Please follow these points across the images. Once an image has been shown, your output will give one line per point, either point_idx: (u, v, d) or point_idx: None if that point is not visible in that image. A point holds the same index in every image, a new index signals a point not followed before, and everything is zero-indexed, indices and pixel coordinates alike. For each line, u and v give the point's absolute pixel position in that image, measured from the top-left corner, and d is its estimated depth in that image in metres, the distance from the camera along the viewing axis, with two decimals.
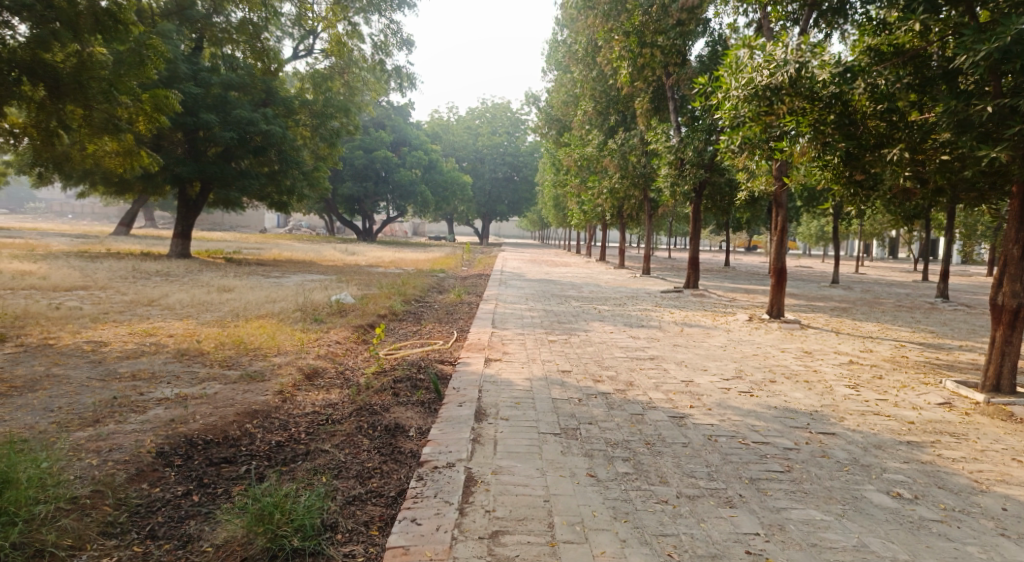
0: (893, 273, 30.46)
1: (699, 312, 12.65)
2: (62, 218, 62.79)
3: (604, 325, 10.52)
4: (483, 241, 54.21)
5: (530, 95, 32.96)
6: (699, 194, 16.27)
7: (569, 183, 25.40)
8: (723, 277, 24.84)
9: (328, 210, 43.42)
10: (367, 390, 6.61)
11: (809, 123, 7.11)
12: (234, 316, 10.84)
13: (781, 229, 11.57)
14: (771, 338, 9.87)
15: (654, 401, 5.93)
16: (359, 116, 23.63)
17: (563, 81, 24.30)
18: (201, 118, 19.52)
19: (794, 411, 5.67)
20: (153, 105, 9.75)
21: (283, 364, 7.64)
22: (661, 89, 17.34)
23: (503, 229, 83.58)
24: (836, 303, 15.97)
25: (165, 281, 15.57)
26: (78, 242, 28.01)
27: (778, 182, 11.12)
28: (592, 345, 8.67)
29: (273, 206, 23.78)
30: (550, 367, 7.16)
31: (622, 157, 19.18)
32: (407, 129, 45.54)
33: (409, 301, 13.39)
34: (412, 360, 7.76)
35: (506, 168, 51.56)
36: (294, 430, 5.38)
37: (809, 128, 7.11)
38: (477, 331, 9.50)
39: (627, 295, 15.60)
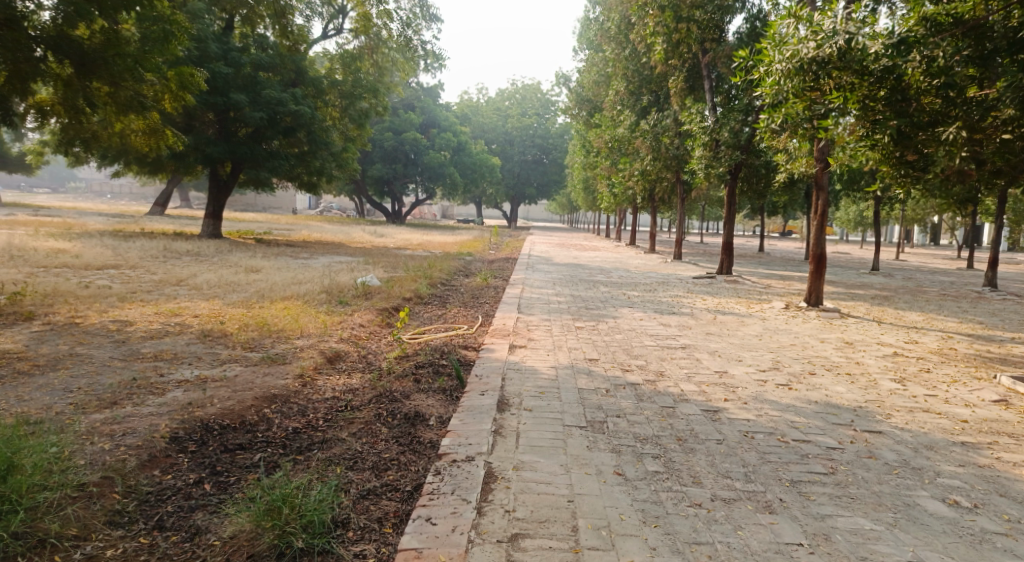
0: (933, 260, 29.58)
1: (733, 299, 12.26)
2: (99, 197, 63.93)
3: (634, 311, 10.20)
4: (513, 224, 53.95)
5: (560, 75, 32.47)
6: (735, 176, 15.75)
7: (600, 165, 24.98)
8: (757, 262, 24.29)
9: (359, 191, 43.45)
10: (388, 376, 6.41)
11: (858, 99, 6.84)
12: (259, 297, 10.73)
13: (819, 213, 11.13)
14: (809, 327, 9.48)
15: (687, 394, 5.63)
16: (388, 96, 23.45)
17: (595, 61, 23.83)
18: (231, 97, 19.43)
19: (836, 407, 5.35)
20: (179, 83, 9.63)
21: (305, 347, 7.48)
22: (697, 67, 16.85)
23: (533, 212, 83.16)
24: (876, 291, 15.45)
25: (195, 260, 15.57)
26: (113, 221, 28.31)
27: (819, 164, 10.68)
28: (622, 332, 8.37)
29: (302, 187, 23.74)
30: (577, 355, 6.89)
31: (655, 138, 18.72)
32: (438, 110, 45.31)
33: (435, 284, 13.19)
34: (435, 345, 7.55)
35: (537, 151, 51.12)
36: (311, 416, 5.18)
37: (858, 104, 6.85)
38: (503, 316, 9.25)
39: (658, 280, 15.23)
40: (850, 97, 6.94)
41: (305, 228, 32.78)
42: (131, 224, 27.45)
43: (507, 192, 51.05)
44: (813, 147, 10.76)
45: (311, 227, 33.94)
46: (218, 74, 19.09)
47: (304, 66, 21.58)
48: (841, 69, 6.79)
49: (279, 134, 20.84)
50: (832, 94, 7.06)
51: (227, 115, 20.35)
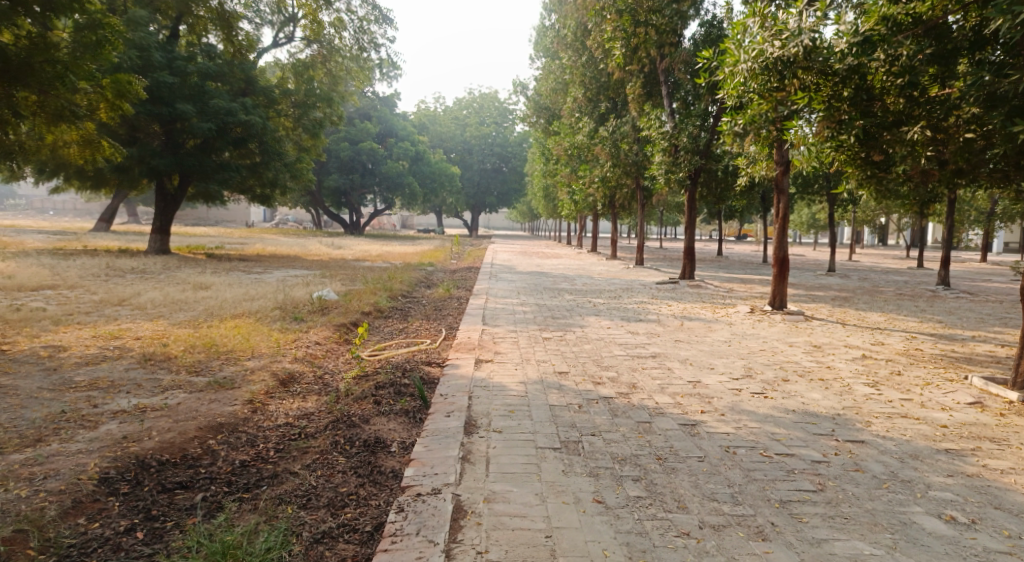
0: (888, 260, 30.09)
1: (698, 305, 12.14)
2: (44, 214, 62.05)
3: (600, 319, 9.98)
4: (473, 233, 53.61)
5: (517, 83, 32.30)
6: (695, 181, 15.63)
7: (559, 173, 24.84)
8: (717, 266, 24.37)
9: (314, 203, 42.67)
10: (347, 398, 6.04)
11: (824, 98, 6.75)
12: (208, 315, 10.24)
13: (781, 216, 11.08)
14: (776, 331, 9.36)
15: (661, 406, 5.39)
16: (342, 106, 22.98)
17: (552, 68, 23.74)
18: (177, 108, 18.75)
19: (815, 416, 5.14)
20: (114, 91, 9.13)
21: (256, 369, 7.05)
22: (653, 73, 16.84)
23: (492, 221, 82.89)
24: (836, 292, 15.50)
25: (141, 279, 14.91)
26: (55, 239, 27.22)
27: (779, 167, 10.69)
28: (589, 342, 8.13)
29: (255, 200, 23.09)
30: (545, 368, 6.61)
31: (613, 144, 18.63)
32: (394, 120, 44.86)
33: (395, 297, 12.81)
34: (396, 362, 7.19)
35: (494, 159, 50.95)
36: (261, 447, 4.82)
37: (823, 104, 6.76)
38: (466, 329, 8.95)
39: (622, 287, 15.07)
40: (815, 98, 6.85)
41: (259, 241, 31.98)
42: (74, 242, 26.44)
43: (466, 201, 50.72)
44: (773, 150, 10.71)
45: (265, 240, 33.15)
46: (163, 84, 18.41)
47: (254, 75, 20.97)
48: (806, 68, 6.67)
49: (229, 146, 20.21)
50: (796, 94, 6.92)
51: (173, 127, 19.67)
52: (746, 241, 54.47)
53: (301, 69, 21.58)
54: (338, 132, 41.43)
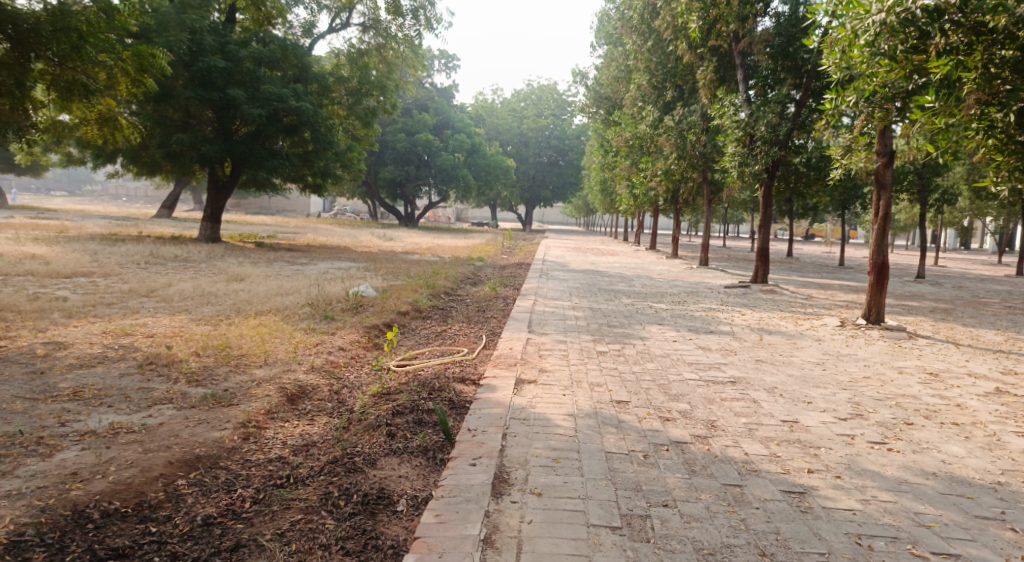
0: (974, 267, 27.79)
1: (777, 315, 10.71)
2: (114, 199, 63.83)
3: (665, 330, 8.69)
4: (529, 228, 52.50)
5: (577, 72, 30.95)
6: (772, 175, 14.08)
7: (618, 165, 23.51)
8: (788, 269, 22.69)
9: (370, 194, 42.24)
10: (358, 425, 4.93)
11: (977, 64, 5.62)
12: (233, 312, 9.33)
13: (880, 216, 9.58)
14: (877, 352, 7.93)
15: (754, 460, 4.14)
16: (396, 94, 22.18)
17: (614, 56, 22.46)
18: (228, 93, 18.03)
19: (968, 486, 3.86)
20: (137, 66, 8.08)
21: (264, 381, 5.99)
22: (728, 56, 15.58)
23: (547, 215, 81.68)
24: (930, 303, 13.82)
25: (181, 268, 14.25)
26: (112, 224, 27.09)
27: (881, 159, 9.35)
28: (654, 360, 6.86)
29: (306, 188, 22.41)
30: (600, 396, 5.39)
31: (679, 135, 17.23)
32: (451, 111, 44.01)
33: (437, 295, 11.74)
34: (424, 379, 6.09)
35: (551, 152, 49.70)
36: (236, 496, 3.77)
37: (976, 70, 5.62)
38: (510, 337, 7.81)
39: (686, 290, 13.72)
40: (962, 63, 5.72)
41: (311, 231, 31.42)
42: (129, 227, 26.31)
43: (522, 195, 49.64)
44: (874, 137, 9.37)
45: (319, 230, 32.67)
46: (214, 68, 17.69)
47: (308, 61, 20.20)
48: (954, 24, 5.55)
49: (281, 133, 19.50)
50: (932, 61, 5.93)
51: (225, 113, 19.03)
52: (812, 242, 52.05)
53: (357, 56, 21.45)
54: (396, 122, 40.83)
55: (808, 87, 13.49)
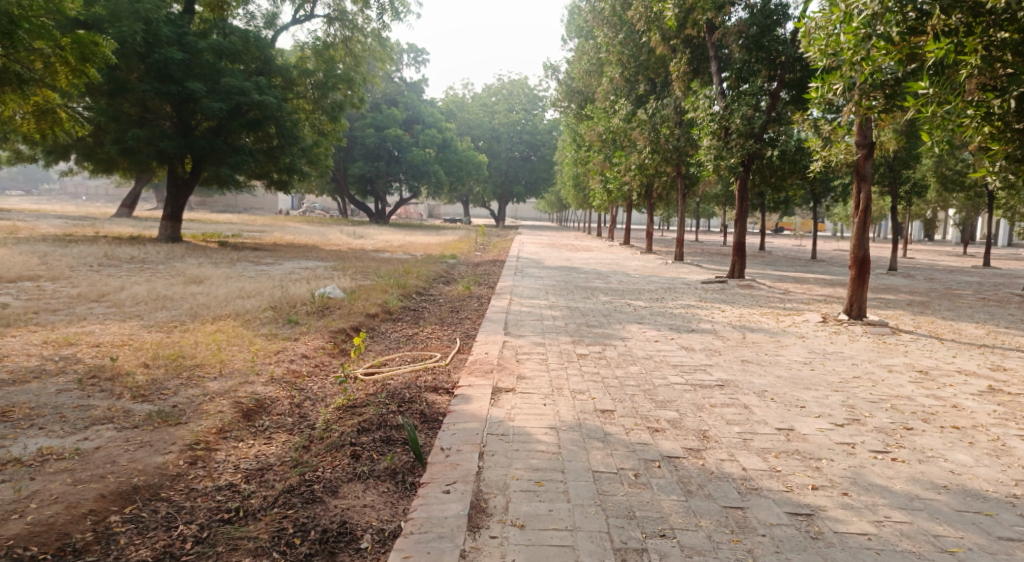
0: (945, 258, 27.98)
1: (758, 311, 10.44)
2: (75, 199, 62.19)
3: (645, 330, 8.35)
4: (501, 224, 52.08)
5: (548, 66, 30.57)
6: (748, 168, 13.83)
7: (591, 160, 23.20)
8: (762, 262, 22.60)
9: (338, 191, 41.51)
10: (320, 444, 4.50)
11: (977, 46, 5.48)
12: (189, 316, 8.80)
13: (861, 209, 9.35)
14: (863, 349, 7.68)
15: (753, 476, 3.79)
16: (363, 88, 21.62)
17: (585, 49, 22.14)
18: (187, 86, 17.30)
19: (984, 500, 3.58)
20: (77, 53, 7.66)
21: (219, 396, 5.52)
22: (701, 48, 15.35)
23: (519, 211, 81.32)
24: (908, 295, 13.70)
25: (137, 270, 13.61)
26: (68, 225, 26.11)
27: (862, 150, 9.15)
28: (636, 362, 6.51)
29: (270, 185, 21.74)
30: (583, 405, 5.03)
31: (652, 128, 16.95)
32: (421, 106, 43.36)
33: (408, 295, 11.30)
34: (392, 390, 5.65)
35: (523, 147, 49.30)
36: (177, 536, 3.35)
37: (976, 53, 5.48)
38: (485, 340, 7.41)
39: (663, 286, 13.43)
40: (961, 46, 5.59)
41: (278, 230, 30.70)
42: (86, 227, 25.39)
43: (493, 191, 49.22)
44: (853, 128, 9.20)
45: (285, 228, 31.96)
46: (171, 61, 16.95)
47: (271, 54, 19.54)
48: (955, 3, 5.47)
49: (243, 129, 18.83)
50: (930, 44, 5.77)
51: (184, 107, 18.32)
52: (782, 234, 52.35)
53: (322, 49, 20.86)
54: (364, 118, 40.13)
55: (783, 79, 13.29)
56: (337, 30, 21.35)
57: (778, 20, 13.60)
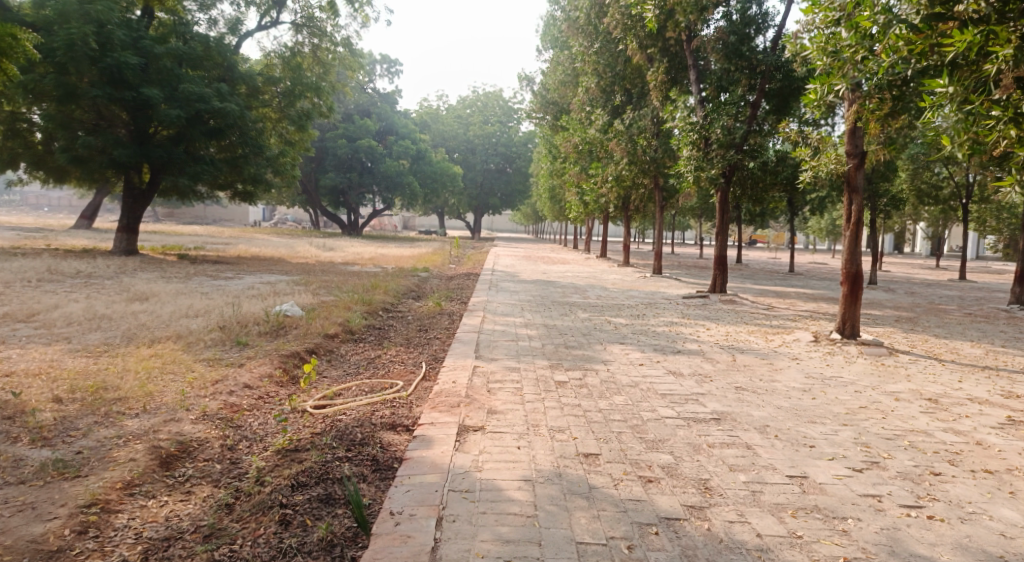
0: (923, 271, 27.78)
1: (745, 329, 9.84)
2: (36, 210, 60.28)
3: (628, 352, 7.69)
4: (476, 236, 51.32)
5: (522, 76, 30.02)
6: (729, 180, 13.27)
7: (567, 171, 22.60)
8: (742, 276, 22.10)
9: (310, 202, 40.59)
10: (246, 502, 3.88)
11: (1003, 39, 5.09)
12: (126, 339, 7.98)
13: (853, 222, 8.75)
14: (862, 373, 7.10)
15: (771, 546, 3.19)
16: (332, 96, 20.83)
17: (561, 59, 21.60)
18: (143, 92, 16.38)
19: None
20: None
21: (135, 438, 4.76)
22: (680, 56, 14.85)
23: (495, 222, 80.81)
24: (896, 311, 13.21)
25: (82, 285, 12.69)
26: (20, 237, 24.88)
27: (854, 160, 8.60)
28: (621, 392, 5.82)
29: (234, 196, 20.84)
30: (563, 448, 4.32)
31: (629, 139, 16.40)
32: (394, 117, 42.50)
33: (374, 312, 10.52)
34: (342, 428, 4.96)
35: (498, 160, 48.66)
36: None
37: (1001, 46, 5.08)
38: (452, 366, 6.69)
39: (644, 302, 12.82)
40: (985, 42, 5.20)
41: (245, 242, 29.70)
42: (38, 239, 24.17)
43: (468, 203, 48.52)
44: (843, 136, 8.63)
45: (251, 240, 30.93)
46: (126, 65, 15.97)
47: (234, 61, 18.64)
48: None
49: (204, 136, 17.94)
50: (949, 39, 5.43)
51: (140, 114, 17.37)
52: (758, 247, 52.24)
53: (289, 56, 20.05)
54: (335, 128, 39.22)
55: (763, 89, 12.81)
56: (305, 36, 20.57)
57: (755, 30, 13.19)
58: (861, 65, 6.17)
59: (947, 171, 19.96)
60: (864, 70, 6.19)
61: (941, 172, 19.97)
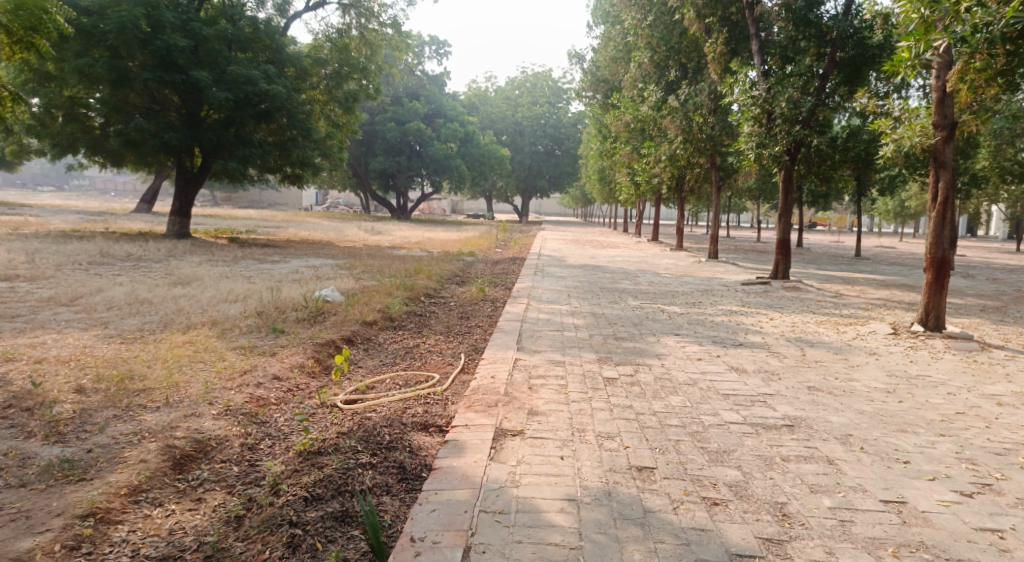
0: (996, 255, 26.19)
1: (812, 319, 9.08)
2: (101, 195, 62.01)
3: (686, 344, 7.06)
4: (525, 219, 50.75)
5: (574, 54, 29.15)
6: (794, 158, 12.39)
7: (618, 152, 21.83)
8: (802, 261, 21.04)
9: (361, 185, 40.67)
10: (256, 518, 3.45)
11: None
12: (161, 325, 7.68)
13: (941, 201, 7.85)
14: (952, 372, 6.35)
15: None
16: (380, 76, 20.42)
17: (612, 35, 20.80)
18: (192, 75, 16.18)
19: None
20: (24, 22, 6.58)
21: (150, 436, 4.30)
22: (741, 27, 13.94)
23: (544, 205, 80.19)
24: (976, 299, 12.21)
25: (129, 269, 12.58)
26: (79, 221, 25.26)
27: (942, 133, 7.72)
28: (678, 392, 5.22)
29: (281, 179, 20.71)
30: (612, 459, 3.79)
31: (684, 117, 15.57)
32: (444, 99, 42.11)
33: (415, 298, 10.10)
34: (371, 427, 4.47)
35: (548, 141, 47.88)
36: None
37: None
38: (492, 358, 6.17)
39: (700, 288, 12.10)
40: None
41: (296, 225, 29.72)
42: (96, 223, 24.53)
43: (517, 185, 47.96)
44: (929, 105, 7.73)
45: (302, 223, 31.04)
46: (176, 47, 15.77)
47: (283, 43, 18.34)
48: None
49: (253, 119, 17.74)
50: None
51: (191, 97, 17.25)
52: (815, 231, 50.40)
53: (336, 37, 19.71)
54: (386, 111, 39.08)
55: (834, 58, 11.86)
56: (352, 18, 20.21)
57: None
58: (966, 18, 6.02)
59: None
60: (967, 24, 6.03)
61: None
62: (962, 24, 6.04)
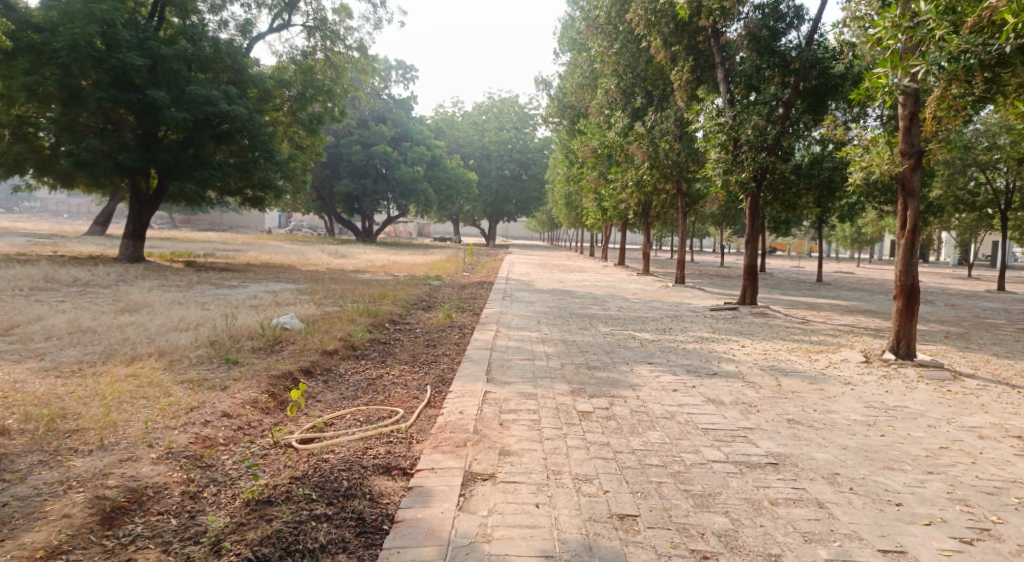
0: (955, 281, 26.67)
1: (783, 346, 8.94)
2: (54, 217, 60.20)
3: (660, 375, 6.83)
4: (490, 243, 50.54)
5: (541, 80, 29.14)
6: (760, 184, 12.38)
7: (585, 177, 21.76)
8: (768, 286, 21.10)
9: (325, 209, 40.09)
10: None
11: None
12: (105, 357, 7.21)
13: (908, 230, 7.80)
14: (930, 402, 6.21)
15: None
16: (344, 99, 20.10)
17: (579, 61, 20.82)
18: (148, 94, 15.67)
19: None
20: None
21: (79, 485, 3.90)
22: (707, 55, 13.98)
23: (509, 229, 80.22)
24: (942, 326, 12.25)
25: (76, 295, 11.97)
26: (26, 244, 24.28)
27: (909, 162, 7.71)
28: (657, 428, 4.96)
29: (240, 201, 20.19)
30: (592, 508, 3.53)
31: (651, 143, 15.54)
32: (409, 123, 41.88)
33: (379, 326, 9.73)
34: (327, 471, 4.13)
35: (514, 166, 47.88)
36: None
37: None
38: (459, 392, 5.85)
39: (669, 314, 11.93)
40: None
41: (256, 248, 29.05)
42: (44, 245, 23.61)
43: (483, 210, 47.79)
44: (896, 134, 7.74)
45: (263, 247, 30.35)
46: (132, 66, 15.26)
47: (245, 63, 17.93)
48: None
49: (212, 140, 17.25)
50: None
51: (147, 117, 16.71)
52: (777, 256, 51.07)
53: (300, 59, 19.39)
54: (351, 134, 38.68)
55: (798, 87, 11.93)
56: (318, 40, 19.97)
57: (789, 24, 12.28)
58: (943, 44, 5.96)
59: (984, 177, 18.94)
60: (944, 50, 5.98)
61: (975, 178, 18.88)
62: (940, 50, 5.98)
